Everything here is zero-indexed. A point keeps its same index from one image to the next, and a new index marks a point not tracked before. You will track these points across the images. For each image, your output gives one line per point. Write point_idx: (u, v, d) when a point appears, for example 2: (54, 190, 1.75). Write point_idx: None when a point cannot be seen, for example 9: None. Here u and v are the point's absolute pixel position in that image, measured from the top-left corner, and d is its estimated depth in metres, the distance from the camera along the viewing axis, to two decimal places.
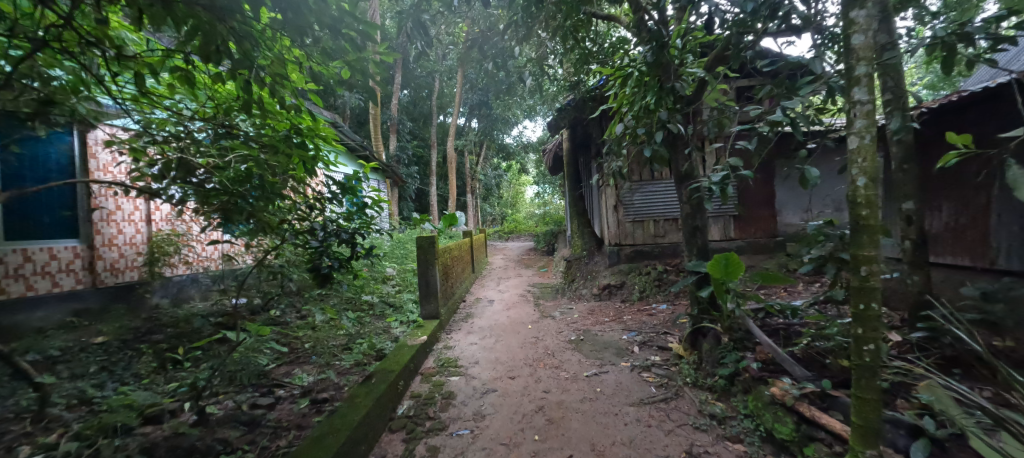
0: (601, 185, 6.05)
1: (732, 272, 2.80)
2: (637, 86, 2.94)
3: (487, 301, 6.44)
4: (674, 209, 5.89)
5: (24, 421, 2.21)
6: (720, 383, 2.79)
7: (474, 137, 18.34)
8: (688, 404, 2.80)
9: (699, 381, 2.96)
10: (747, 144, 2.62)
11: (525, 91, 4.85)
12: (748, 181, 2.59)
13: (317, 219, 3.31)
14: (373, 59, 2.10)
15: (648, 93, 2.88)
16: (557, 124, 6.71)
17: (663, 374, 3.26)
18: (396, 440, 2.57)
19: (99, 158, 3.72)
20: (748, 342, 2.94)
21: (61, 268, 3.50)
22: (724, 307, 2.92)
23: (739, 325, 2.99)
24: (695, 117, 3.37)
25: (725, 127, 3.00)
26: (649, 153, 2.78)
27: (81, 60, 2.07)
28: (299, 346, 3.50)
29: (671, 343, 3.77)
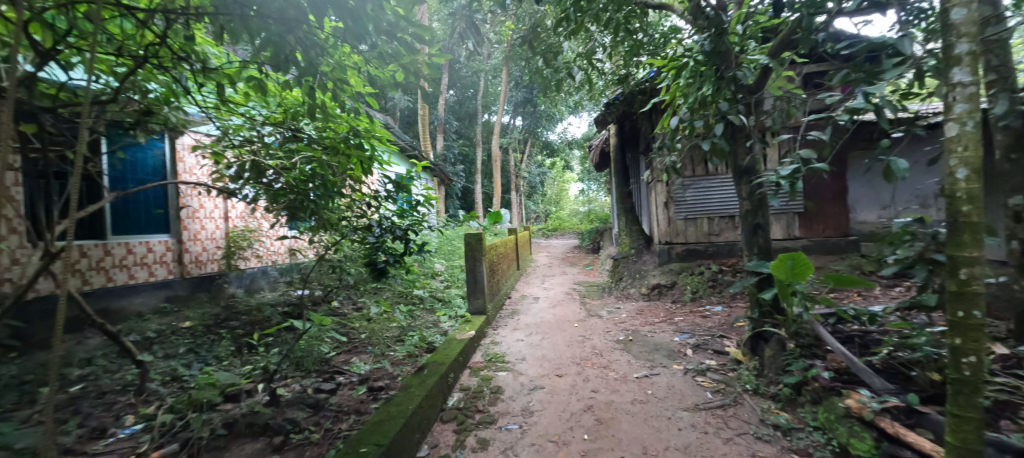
0: (652, 181, 5.86)
1: (800, 273, 2.61)
2: (693, 77, 2.82)
3: (532, 298, 6.44)
4: (732, 206, 5.57)
5: (128, 394, 2.50)
6: (784, 392, 2.61)
7: (519, 134, 18.42)
8: (748, 412, 2.64)
9: (761, 388, 2.78)
10: (820, 135, 2.42)
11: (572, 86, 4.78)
12: (821, 174, 2.40)
13: (373, 216, 3.45)
14: (425, 60, 2.13)
15: (706, 83, 2.74)
16: (606, 120, 6.60)
17: (719, 379, 3.10)
18: (448, 430, 2.64)
19: (186, 162, 4.12)
20: (817, 349, 2.74)
21: (156, 260, 3.91)
22: (790, 311, 2.72)
23: (806, 330, 2.82)
24: (758, 107, 3.16)
25: (794, 117, 2.80)
26: (707, 147, 2.65)
27: (173, 74, 2.30)
28: (355, 336, 3.68)
29: (727, 346, 3.58)
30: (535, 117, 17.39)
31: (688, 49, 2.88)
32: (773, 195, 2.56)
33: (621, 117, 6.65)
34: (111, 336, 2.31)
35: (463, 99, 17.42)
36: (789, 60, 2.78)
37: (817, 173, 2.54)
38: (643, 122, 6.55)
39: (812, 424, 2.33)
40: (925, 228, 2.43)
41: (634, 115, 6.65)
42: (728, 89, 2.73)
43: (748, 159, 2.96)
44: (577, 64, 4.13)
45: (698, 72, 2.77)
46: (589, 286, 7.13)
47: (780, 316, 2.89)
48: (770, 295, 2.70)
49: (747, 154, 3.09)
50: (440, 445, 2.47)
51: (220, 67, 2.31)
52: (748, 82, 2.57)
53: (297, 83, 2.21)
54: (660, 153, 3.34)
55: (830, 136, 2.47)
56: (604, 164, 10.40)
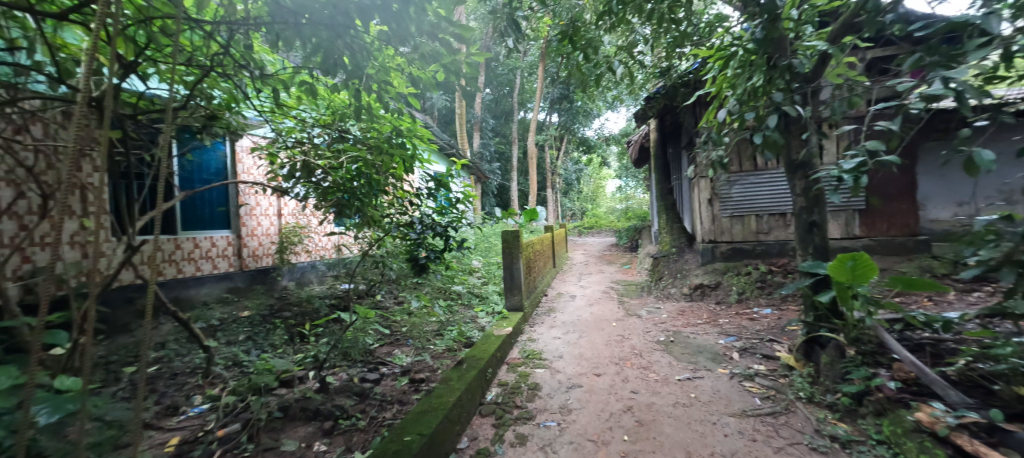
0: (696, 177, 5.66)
1: (862, 275, 2.44)
2: (743, 67, 2.70)
3: (569, 296, 6.40)
4: (784, 204, 5.29)
5: (196, 376, 2.72)
6: (844, 402, 2.46)
7: (556, 131, 18.31)
8: (802, 420, 2.51)
9: (816, 397, 2.63)
10: (888, 125, 2.25)
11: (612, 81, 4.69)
12: (890, 167, 2.23)
13: (414, 214, 3.54)
14: (466, 59, 2.17)
15: (757, 73, 2.62)
16: (646, 114, 6.45)
17: (769, 385, 2.96)
18: (486, 424, 2.68)
19: (244, 162, 4.40)
20: (880, 357, 2.57)
21: (219, 253, 4.20)
22: (850, 315, 2.56)
23: (869, 337, 2.65)
24: (816, 97, 2.97)
25: (856, 106, 2.61)
26: (759, 140, 2.52)
27: (234, 81, 2.47)
28: (397, 329, 3.81)
29: (777, 351, 3.41)
30: (572, 113, 17.23)
31: (737, 38, 2.75)
32: (833, 191, 2.41)
33: (662, 111, 6.48)
34: (181, 323, 2.51)
35: (499, 97, 17.54)
36: (851, 45, 2.59)
37: (886, 166, 2.36)
38: (686, 116, 6.35)
39: (876, 438, 2.18)
40: (1013, 228, 2.20)
41: (676, 109, 6.46)
42: (781, 79, 2.58)
43: (803, 152, 2.80)
44: (617, 57, 4.06)
45: (748, 61, 2.64)
46: (628, 285, 7.00)
47: (838, 321, 2.73)
48: (828, 297, 2.55)
49: (803, 148, 2.92)
50: (479, 438, 2.52)
51: (275, 73, 2.45)
52: (804, 70, 2.43)
53: (345, 86, 2.30)
54: (705, 148, 3.23)
55: (900, 126, 2.29)
56: (644, 160, 10.16)
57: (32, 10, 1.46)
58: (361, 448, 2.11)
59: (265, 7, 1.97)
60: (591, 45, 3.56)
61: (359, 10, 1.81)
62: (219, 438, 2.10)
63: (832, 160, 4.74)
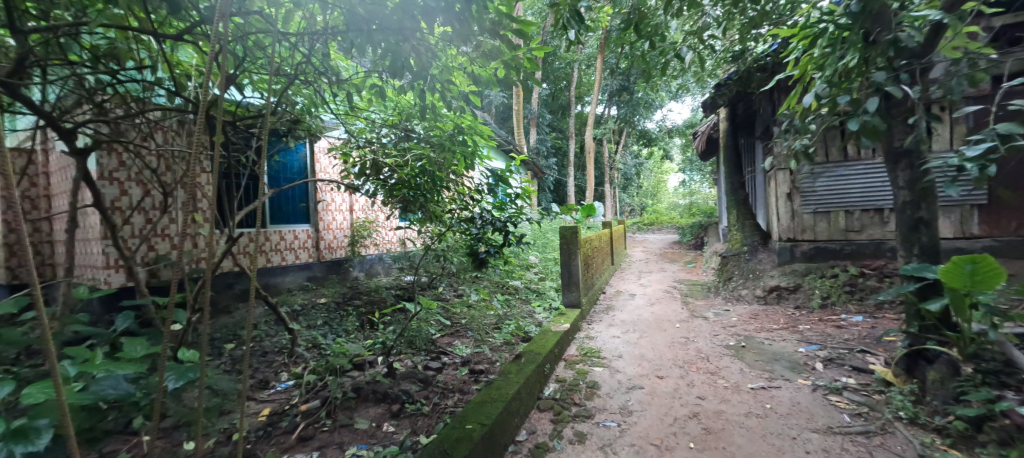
0: (774, 168, 5.25)
1: (985, 281, 2.18)
2: (832, 46, 2.40)
3: (628, 295, 6.24)
4: (882, 199, 4.75)
5: (283, 356, 3.02)
6: (957, 426, 2.18)
7: (615, 124, 17.85)
8: (902, 443, 2.26)
9: (920, 418, 2.36)
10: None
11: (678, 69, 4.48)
12: None
13: (474, 209, 3.61)
14: (526, 55, 2.18)
15: (850, 51, 2.35)
16: (716, 102, 6.09)
17: (860, 401, 2.70)
18: (544, 419, 2.72)
19: (321, 162, 4.77)
20: (1006, 377, 2.26)
21: (300, 245, 4.60)
22: (968, 328, 2.27)
23: (992, 353, 2.33)
24: (925, 75, 2.64)
25: (979, 84, 2.28)
26: (856, 126, 2.22)
27: (314, 87, 2.71)
28: (458, 321, 3.96)
29: (870, 364, 3.11)
30: (632, 105, 16.68)
31: (827, 14, 2.50)
32: (949, 182, 2.14)
33: (735, 98, 6.11)
34: (272, 307, 2.79)
35: (557, 92, 17.43)
36: (973, 12, 2.26)
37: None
38: (762, 103, 5.94)
39: None
40: None
41: (751, 95, 6.06)
42: (881, 56, 2.31)
43: (909, 139, 2.49)
44: (686, 44, 3.88)
45: (839, 38, 2.39)
46: (692, 285, 6.69)
47: (952, 333, 2.43)
48: (940, 305, 2.29)
49: (908, 134, 2.61)
50: (538, 432, 2.56)
51: (349, 78, 2.65)
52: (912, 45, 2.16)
53: (411, 86, 2.42)
54: (786, 137, 3.00)
55: None
56: (712, 152, 9.64)
57: (157, 34, 1.68)
58: (426, 432, 2.22)
59: (341, 18, 2.13)
60: (657, 32, 3.44)
61: (424, 12, 1.90)
62: (302, 412, 2.33)
63: (944, 147, 4.20)
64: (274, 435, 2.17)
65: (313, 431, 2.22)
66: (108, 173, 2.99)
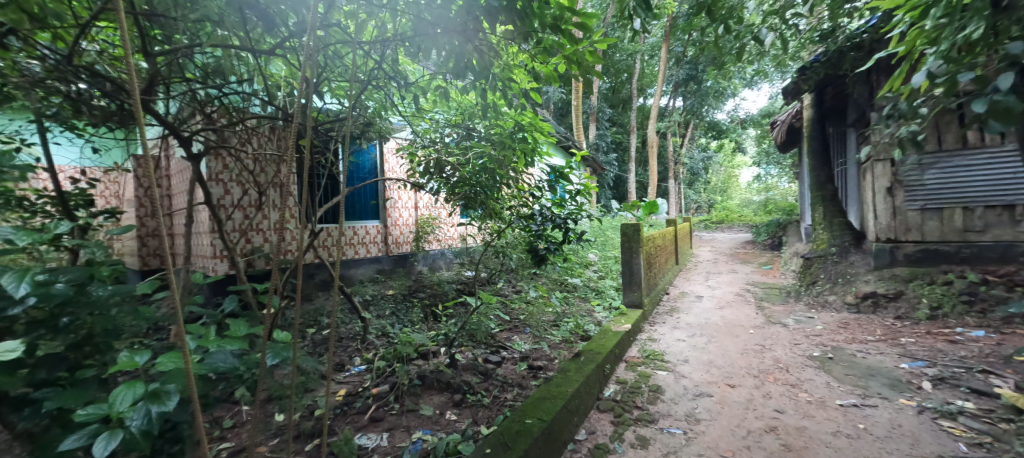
0: (871, 159, 4.83)
1: None
2: (949, 16, 2.09)
3: (695, 296, 5.97)
4: (1012, 194, 4.12)
5: (357, 343, 3.26)
6: None
7: (682, 116, 16.98)
8: None
9: None
10: None
11: (758, 52, 4.15)
12: None
13: (535, 206, 3.62)
14: (588, 48, 2.14)
15: (975, 20, 2.03)
16: (800, 87, 5.60)
17: (981, 429, 2.37)
18: (605, 420, 2.70)
19: (390, 162, 5.06)
20: None
21: (371, 240, 4.91)
22: None
23: None
24: None
25: None
26: (984, 109, 1.91)
27: (384, 91, 2.88)
28: (517, 317, 4.05)
29: (997, 388, 2.74)
30: (700, 95, 15.76)
31: None
32: None
33: (823, 82, 5.60)
34: (347, 296, 3.02)
35: (618, 85, 16.93)
36: None
37: None
38: (858, 87, 5.38)
39: None
40: None
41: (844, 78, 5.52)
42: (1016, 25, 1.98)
43: None
44: (765, 25, 3.60)
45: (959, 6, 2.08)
46: (768, 288, 6.26)
47: None
48: None
49: None
50: (597, 433, 2.55)
51: (417, 81, 2.79)
52: None
53: (473, 86, 2.49)
54: (888, 123, 2.69)
55: None
56: (794, 143, 8.87)
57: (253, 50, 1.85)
58: (486, 423, 2.30)
59: (409, 24, 2.23)
60: (734, 13, 3.22)
61: (487, 13, 1.93)
62: (374, 395, 2.53)
63: None
64: (349, 414, 2.36)
65: (383, 413, 2.39)
66: (215, 175, 3.40)
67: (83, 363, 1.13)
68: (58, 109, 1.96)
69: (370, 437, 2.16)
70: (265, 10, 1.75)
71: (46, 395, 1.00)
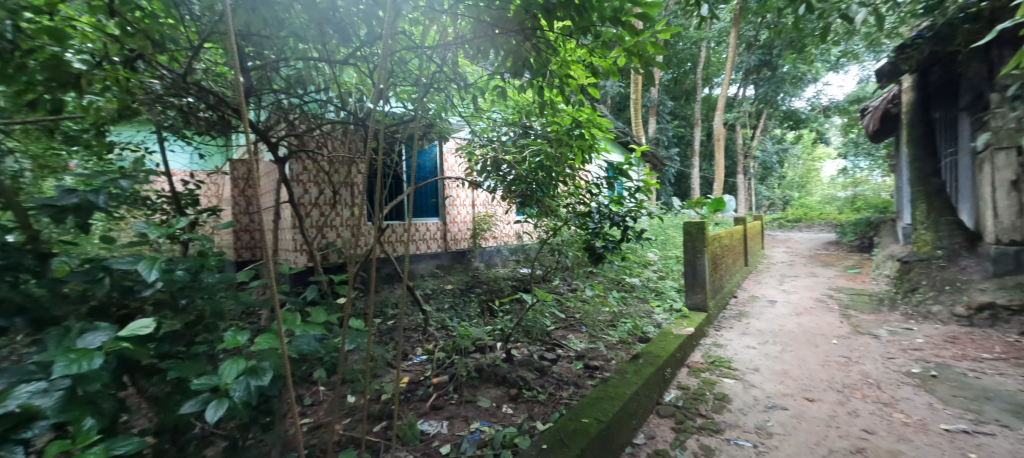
0: (990, 148, 4.28)
1: None
2: None
3: (767, 301, 5.60)
4: None
5: (419, 334, 3.43)
6: None
7: (752, 106, 15.86)
8: None
9: None
10: None
11: (848, 31, 3.78)
12: None
13: (592, 204, 3.57)
14: (651, 38, 2.08)
15: None
16: (898, 68, 5.04)
17: None
18: (665, 426, 2.63)
19: (449, 161, 5.26)
20: None
21: (430, 236, 5.15)
22: None
23: None
24: None
25: None
26: None
27: (445, 92, 2.99)
28: (573, 315, 4.04)
29: None
30: (774, 83, 14.49)
31: None
32: None
33: (928, 61, 5.00)
34: (410, 289, 3.19)
35: (681, 76, 16.19)
36: None
37: None
38: (974, 64, 4.76)
39: None
40: None
41: (956, 55, 4.90)
42: None
43: None
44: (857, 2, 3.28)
45: None
46: (854, 294, 5.72)
47: None
48: None
49: None
50: (657, 438, 2.50)
51: (477, 81, 2.87)
52: None
53: (530, 85, 2.51)
54: None
55: None
56: (888, 133, 7.99)
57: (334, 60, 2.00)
58: (542, 419, 2.34)
59: (468, 26, 2.29)
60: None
61: (545, 9, 1.95)
62: (434, 385, 2.66)
63: None
64: (412, 401, 2.51)
65: (443, 402, 2.51)
66: (295, 176, 3.74)
67: (196, 339, 1.31)
68: (171, 120, 2.25)
69: (432, 423, 2.28)
70: (339, 23, 1.88)
71: (168, 366, 1.17)
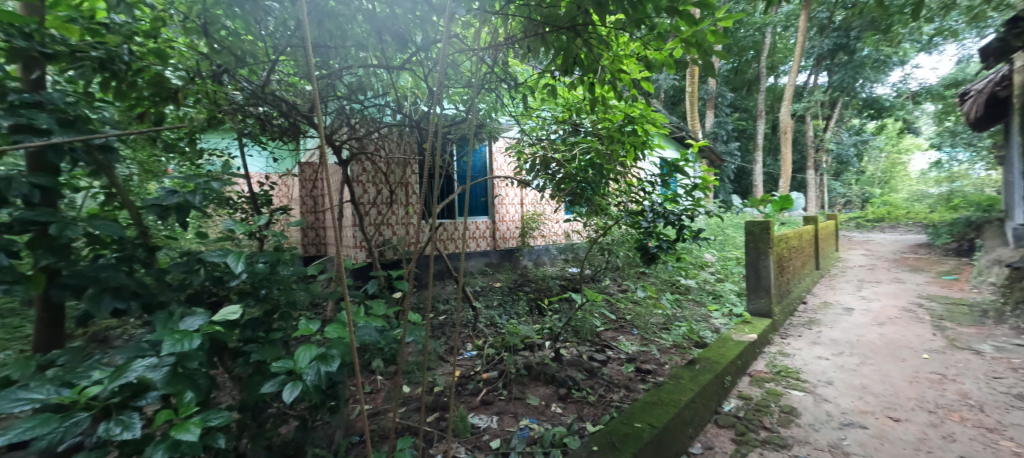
0: None
1: None
2: None
3: (842, 308, 5.18)
4: None
5: (471, 330, 3.52)
6: None
7: (825, 94, 14.66)
8: None
9: None
10: None
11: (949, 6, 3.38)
12: None
13: (645, 202, 3.48)
14: (710, 27, 2.00)
15: None
16: (1009, 46, 4.45)
17: None
18: (725, 436, 2.53)
19: (498, 161, 5.36)
20: None
21: (479, 234, 5.27)
22: None
23: None
24: None
25: None
26: None
27: (496, 92, 3.04)
28: (624, 316, 3.98)
29: None
30: (853, 68, 13.27)
31: None
32: None
33: None
34: (461, 287, 3.28)
35: (743, 65, 15.29)
36: None
37: None
38: None
39: None
40: None
41: None
42: None
43: None
44: None
45: None
46: (950, 304, 5.15)
47: None
48: None
49: None
50: (716, 449, 2.40)
51: (526, 80, 2.90)
52: None
53: (581, 81, 2.49)
54: None
55: None
56: (994, 120, 7.07)
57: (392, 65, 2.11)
58: (592, 420, 2.33)
59: (519, 27, 2.32)
60: None
61: (598, 5, 1.93)
62: (484, 380, 2.73)
63: None
64: (463, 394, 2.60)
65: (492, 397, 2.57)
66: (355, 177, 3.97)
67: (274, 326, 1.44)
68: (250, 128, 2.47)
69: (482, 417, 2.34)
70: (397, 32, 1.98)
71: (251, 349, 1.30)
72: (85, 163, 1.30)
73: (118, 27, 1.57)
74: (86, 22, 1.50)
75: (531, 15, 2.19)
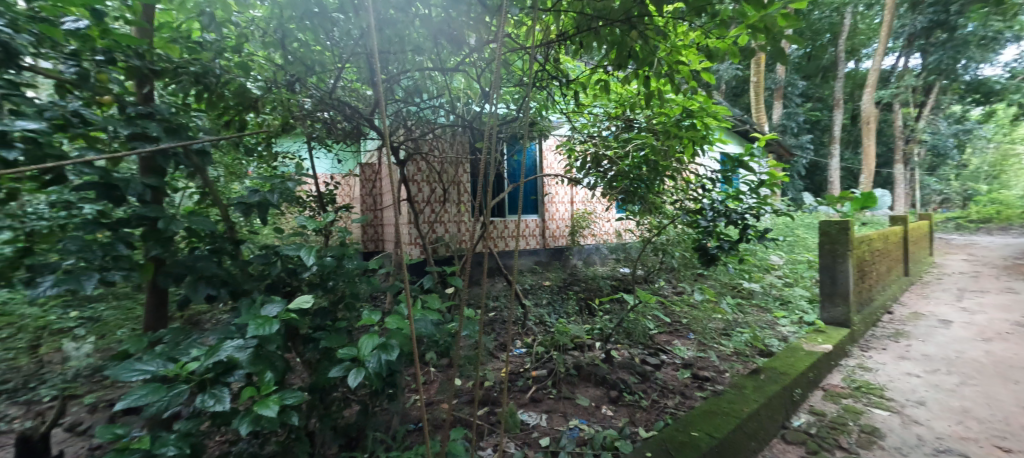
0: None
1: None
2: None
3: (937, 321, 4.66)
4: None
5: (522, 328, 3.55)
6: None
7: (916, 79, 13.16)
8: None
9: None
10: None
11: None
12: None
13: (703, 200, 3.32)
14: (781, 10, 1.85)
15: None
16: None
17: None
18: (793, 453, 2.38)
19: (549, 159, 5.37)
20: None
21: (529, 233, 5.32)
22: None
23: None
24: None
25: None
26: None
27: (547, 90, 3.04)
28: (678, 320, 3.85)
29: None
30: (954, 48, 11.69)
31: None
32: None
33: None
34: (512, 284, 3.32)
35: (817, 50, 14.10)
36: None
37: None
38: None
39: None
40: None
41: None
42: None
43: None
44: None
45: None
46: None
47: None
48: None
49: None
50: None
51: (578, 77, 2.87)
52: None
53: (635, 75, 2.43)
54: None
55: None
56: None
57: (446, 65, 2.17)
58: (645, 426, 2.28)
59: (571, 22, 2.30)
60: None
61: None
62: (534, 378, 2.75)
63: None
64: (513, 391, 2.64)
65: (542, 395, 2.59)
66: (411, 177, 4.13)
67: (339, 315, 1.55)
68: (318, 132, 2.64)
69: (532, 415, 2.37)
70: (449, 33, 2.03)
71: (319, 335, 1.41)
72: (185, 166, 1.47)
73: (210, 44, 1.74)
74: (185, 42, 1.71)
75: (585, 9, 2.16)
